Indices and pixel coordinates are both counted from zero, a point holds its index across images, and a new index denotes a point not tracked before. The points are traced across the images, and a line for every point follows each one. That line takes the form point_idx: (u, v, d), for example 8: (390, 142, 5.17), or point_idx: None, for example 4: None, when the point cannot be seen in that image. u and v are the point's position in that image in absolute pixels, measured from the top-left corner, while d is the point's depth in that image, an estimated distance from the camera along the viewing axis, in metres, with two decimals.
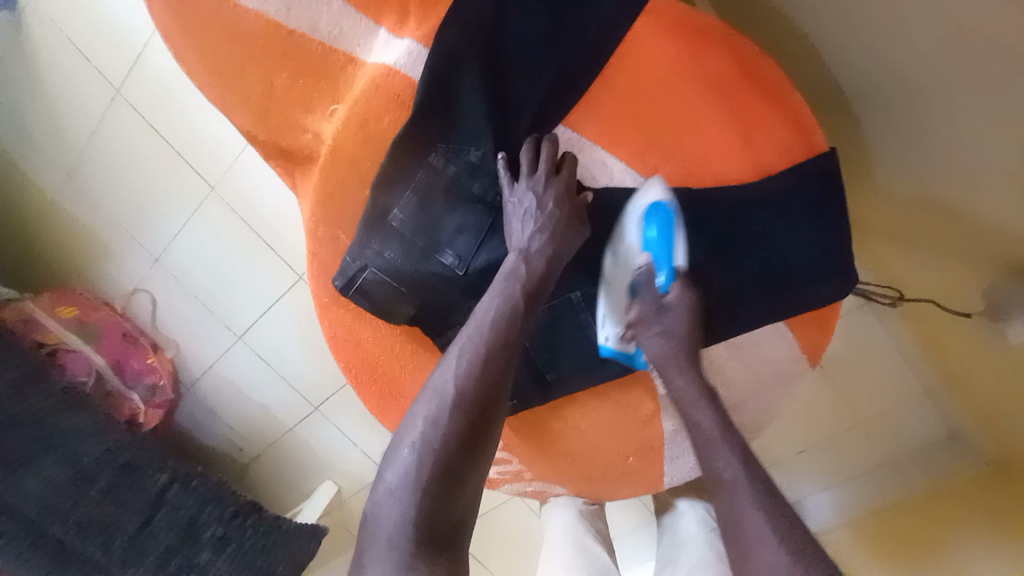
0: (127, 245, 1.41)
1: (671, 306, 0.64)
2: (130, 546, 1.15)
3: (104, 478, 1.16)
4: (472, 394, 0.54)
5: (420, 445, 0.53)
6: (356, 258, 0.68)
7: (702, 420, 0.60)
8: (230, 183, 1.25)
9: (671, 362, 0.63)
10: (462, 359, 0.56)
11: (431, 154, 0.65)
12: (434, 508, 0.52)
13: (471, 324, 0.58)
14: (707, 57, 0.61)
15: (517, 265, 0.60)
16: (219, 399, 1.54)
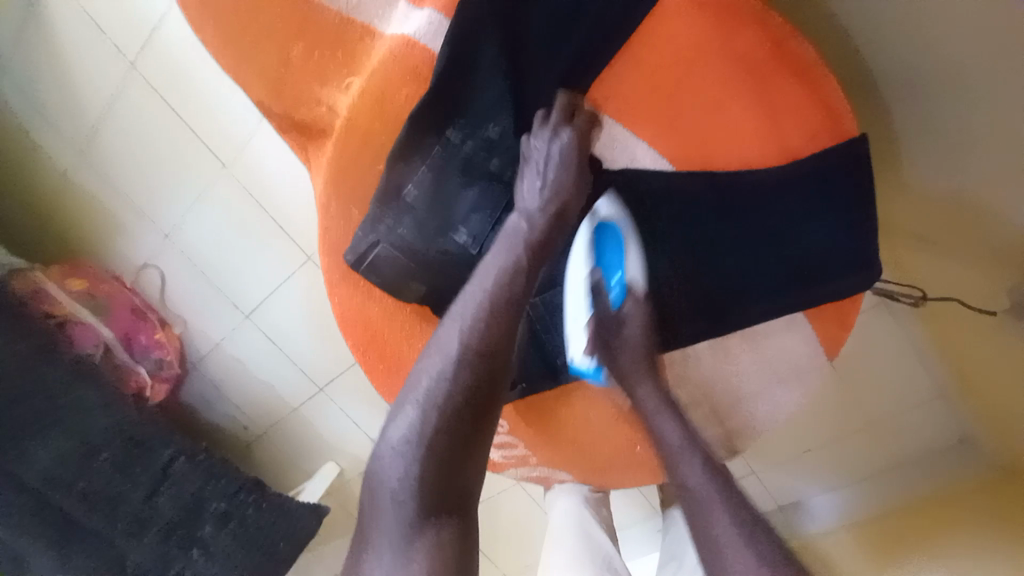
0: (137, 220, 1.41)
1: (627, 319, 0.70)
2: (135, 516, 1.16)
3: (112, 449, 1.16)
4: (478, 351, 0.53)
5: (427, 400, 0.52)
6: (367, 233, 0.66)
7: (667, 434, 0.68)
8: (241, 160, 1.24)
9: (635, 373, 0.70)
10: (468, 316, 0.55)
11: (449, 129, 0.64)
12: (440, 467, 0.51)
13: (477, 281, 0.57)
14: (744, 31, 0.57)
15: (527, 228, 0.59)
16: (226, 376, 1.54)
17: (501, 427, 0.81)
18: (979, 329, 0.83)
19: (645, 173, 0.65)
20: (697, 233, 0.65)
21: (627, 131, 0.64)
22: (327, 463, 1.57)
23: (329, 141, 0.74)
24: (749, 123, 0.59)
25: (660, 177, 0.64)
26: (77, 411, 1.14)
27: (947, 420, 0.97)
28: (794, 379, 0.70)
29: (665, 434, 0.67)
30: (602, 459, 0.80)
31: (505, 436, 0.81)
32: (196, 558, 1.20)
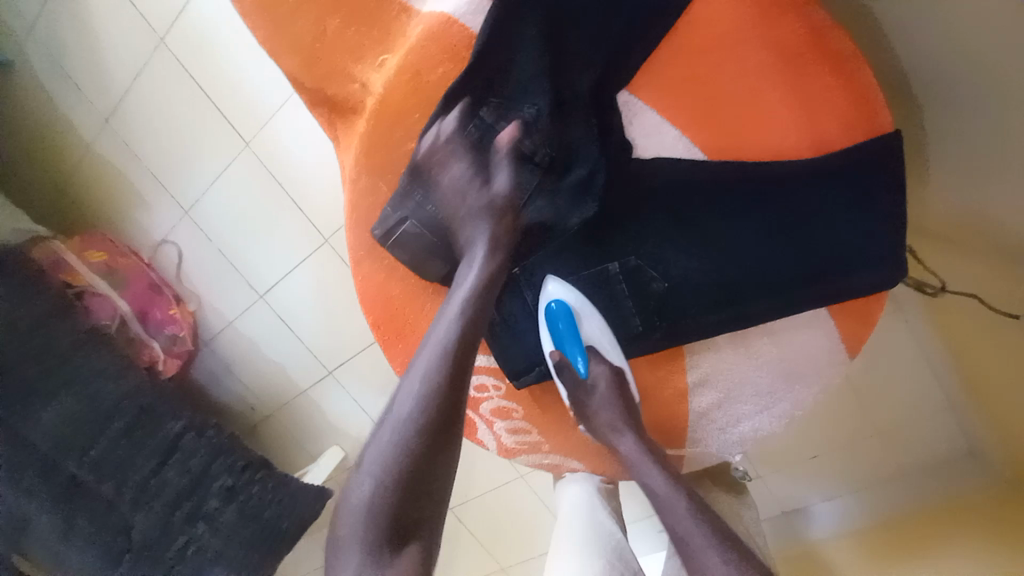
0: (158, 196, 1.43)
1: (595, 386, 0.72)
2: (142, 487, 1.16)
3: (124, 418, 1.17)
4: (436, 393, 0.54)
5: (388, 447, 0.52)
6: (396, 209, 0.68)
7: (655, 487, 0.69)
8: (263, 138, 1.25)
9: (613, 427, 0.71)
10: (430, 359, 0.56)
11: (482, 108, 0.65)
12: (408, 492, 0.51)
13: (438, 325, 0.58)
14: (789, 23, 0.57)
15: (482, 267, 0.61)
16: (237, 356, 1.56)
17: (515, 412, 0.81)
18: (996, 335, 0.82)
19: (674, 161, 0.64)
20: (725, 224, 0.65)
21: (660, 115, 0.63)
22: (331, 446, 1.58)
23: (360, 118, 0.75)
24: (783, 115, 0.59)
25: (688, 166, 0.63)
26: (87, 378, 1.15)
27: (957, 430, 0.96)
28: (814, 374, 0.70)
29: (654, 488, 0.69)
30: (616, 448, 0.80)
31: (519, 421, 0.81)
32: (202, 533, 1.18)
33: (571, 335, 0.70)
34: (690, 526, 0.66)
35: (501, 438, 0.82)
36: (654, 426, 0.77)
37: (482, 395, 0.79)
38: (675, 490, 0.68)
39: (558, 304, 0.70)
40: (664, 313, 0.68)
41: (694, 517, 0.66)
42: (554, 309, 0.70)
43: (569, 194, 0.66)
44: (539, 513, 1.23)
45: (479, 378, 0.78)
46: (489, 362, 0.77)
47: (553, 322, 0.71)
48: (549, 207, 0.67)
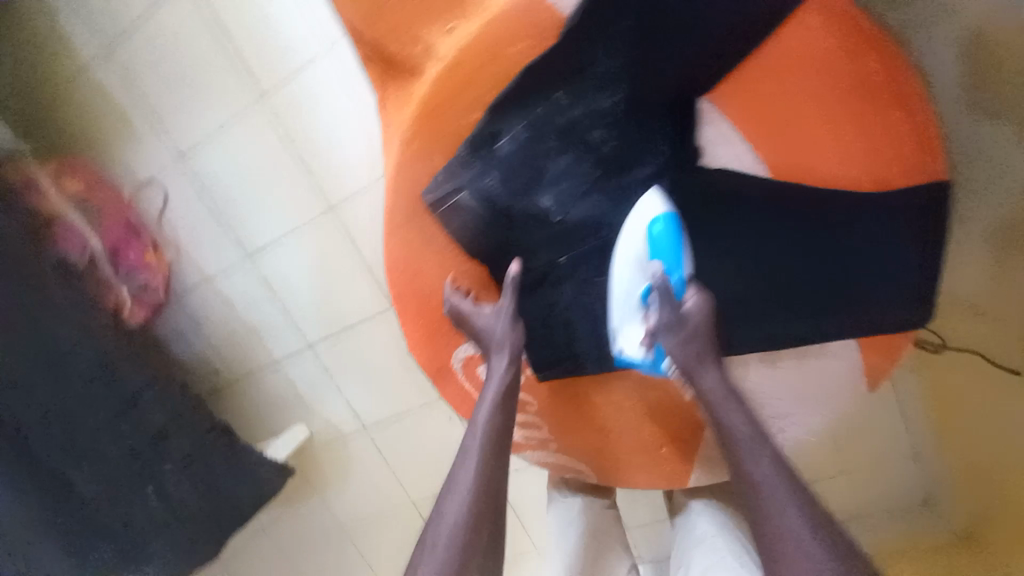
0: (151, 132, 1.32)
1: (690, 313, 0.60)
2: (93, 440, 1.06)
3: (83, 365, 1.06)
4: (482, 490, 0.62)
5: (444, 544, 0.58)
6: (451, 177, 0.67)
7: (737, 429, 0.58)
8: (284, 91, 1.19)
9: (698, 360, 0.60)
10: (472, 459, 0.64)
11: (560, 91, 0.62)
12: (474, 538, 0.59)
13: (473, 430, 0.65)
14: (859, 66, 0.59)
15: (501, 381, 0.67)
16: (210, 315, 1.46)
17: (530, 407, 0.81)
18: (989, 384, 0.84)
19: (740, 175, 0.64)
20: (776, 245, 0.66)
21: (732, 126, 0.63)
22: (297, 423, 1.50)
23: (417, 82, 0.70)
24: (847, 145, 0.61)
25: (753, 181, 0.64)
26: (39, 316, 1.02)
27: (926, 478, 1.01)
28: (830, 400, 0.72)
29: (735, 427, 0.58)
30: (622, 453, 0.81)
31: (531, 416, 0.82)
32: (150, 497, 1.11)
33: (671, 255, 0.62)
34: (770, 470, 0.55)
35: None
36: (667, 436, 0.79)
37: None
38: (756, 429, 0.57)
39: (665, 220, 0.62)
40: None
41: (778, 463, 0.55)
42: (658, 226, 0.62)
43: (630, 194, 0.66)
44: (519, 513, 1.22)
45: None
46: None
47: (656, 234, 0.62)
48: (608, 202, 0.66)
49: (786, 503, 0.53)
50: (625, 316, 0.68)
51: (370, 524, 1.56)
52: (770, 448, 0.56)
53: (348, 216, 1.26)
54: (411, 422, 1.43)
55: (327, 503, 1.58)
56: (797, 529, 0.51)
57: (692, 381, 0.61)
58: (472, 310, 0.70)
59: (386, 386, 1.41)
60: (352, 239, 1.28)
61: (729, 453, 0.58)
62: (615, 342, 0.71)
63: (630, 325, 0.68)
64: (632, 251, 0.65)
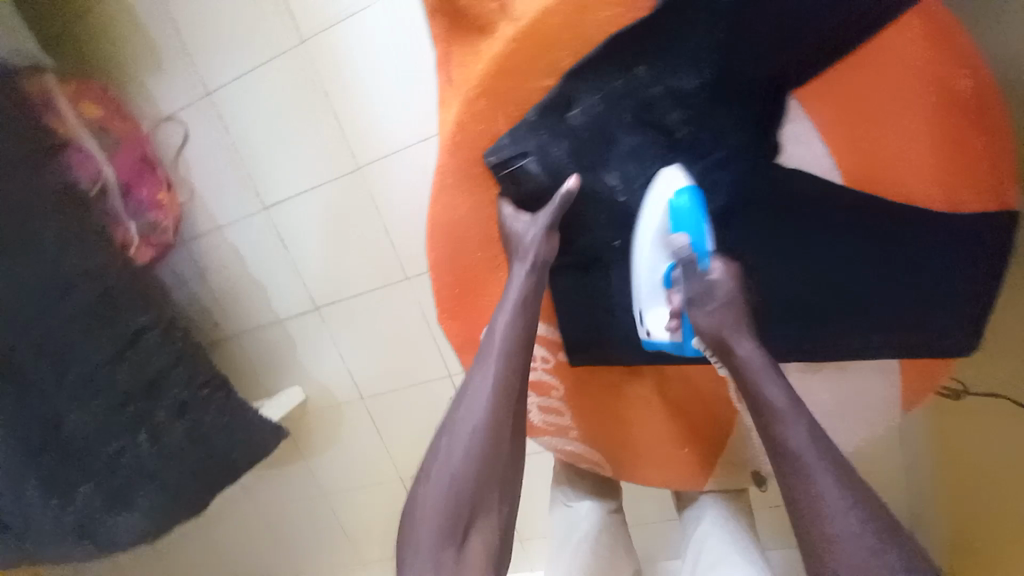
0: (178, 66, 1.27)
1: (717, 285, 0.59)
2: (87, 377, 1.00)
3: (84, 296, 1.01)
4: (500, 406, 0.61)
5: (460, 453, 0.61)
6: (519, 141, 0.66)
7: (771, 397, 0.56)
8: (326, 40, 1.15)
9: (731, 331, 0.59)
10: (491, 371, 0.62)
11: (641, 65, 0.62)
12: (475, 484, 0.60)
13: (492, 345, 0.63)
14: (946, 83, 0.56)
15: (522, 288, 0.64)
16: (216, 264, 1.41)
17: (555, 391, 0.79)
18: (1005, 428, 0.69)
19: (813, 179, 0.62)
20: (839, 254, 0.64)
21: (809, 126, 0.62)
22: (292, 386, 1.47)
23: (489, 42, 0.67)
24: (929, 162, 0.59)
25: (825, 186, 0.62)
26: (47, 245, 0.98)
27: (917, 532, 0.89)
28: (863, 418, 0.72)
29: (771, 396, 0.56)
30: (642, 449, 0.79)
31: (555, 401, 0.80)
32: (140, 444, 1.06)
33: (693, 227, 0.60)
34: (815, 452, 0.53)
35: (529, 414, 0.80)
36: (690, 435, 0.78)
37: None
38: (794, 399, 0.56)
39: (688, 199, 0.60)
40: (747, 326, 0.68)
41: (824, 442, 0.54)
42: (682, 204, 0.60)
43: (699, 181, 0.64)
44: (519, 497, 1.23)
45: None
46: (544, 331, 0.77)
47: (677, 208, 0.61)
48: None
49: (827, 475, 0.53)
50: (648, 298, 0.67)
51: (355, 496, 1.54)
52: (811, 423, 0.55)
53: (374, 178, 1.22)
54: (412, 398, 1.40)
55: (312, 471, 1.55)
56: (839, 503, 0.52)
57: (722, 354, 0.60)
58: (510, 223, 0.68)
59: (389, 358, 1.38)
60: (375, 202, 1.24)
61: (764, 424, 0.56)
62: (643, 323, 0.69)
63: (654, 305, 0.67)
64: (653, 229, 0.64)
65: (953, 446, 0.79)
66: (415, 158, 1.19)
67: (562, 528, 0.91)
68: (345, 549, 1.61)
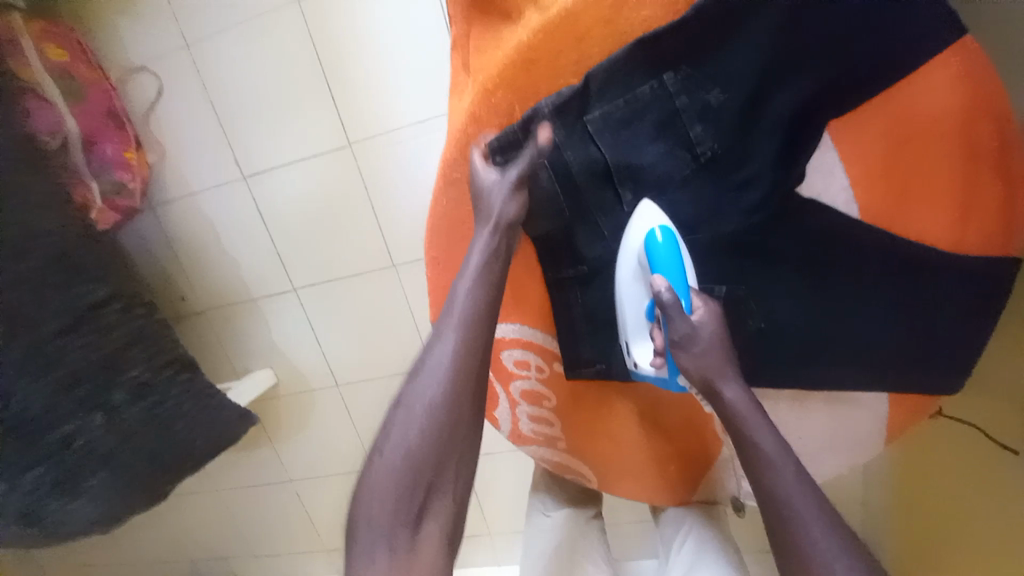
0: (157, 15, 1.16)
1: (701, 322, 0.58)
2: (37, 347, 0.91)
3: (39, 257, 0.92)
4: (461, 376, 0.54)
5: (417, 427, 0.53)
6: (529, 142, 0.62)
7: (761, 444, 0.54)
8: (326, 5, 1.07)
9: (718, 370, 0.57)
10: (452, 339, 0.55)
11: (668, 73, 0.59)
12: (433, 461, 0.53)
13: (452, 316, 0.56)
14: (980, 127, 0.54)
15: (484, 250, 0.59)
16: (186, 233, 1.32)
17: (546, 401, 0.77)
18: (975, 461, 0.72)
19: (829, 210, 0.61)
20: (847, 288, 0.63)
21: (835, 156, 0.60)
22: (262, 367, 1.41)
23: (512, 30, 0.63)
24: (945, 201, 0.58)
25: (843, 218, 0.61)
26: None
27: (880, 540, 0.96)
28: (848, 450, 0.72)
29: (761, 441, 0.54)
30: (632, 463, 0.79)
31: (545, 411, 0.77)
32: (95, 425, 0.98)
33: (675, 265, 0.59)
34: (812, 511, 0.50)
35: (518, 422, 0.78)
36: (678, 453, 0.78)
37: (519, 372, 0.76)
38: (783, 444, 0.54)
39: (663, 231, 0.59)
40: (749, 350, 0.68)
41: (816, 490, 0.52)
42: (657, 236, 0.59)
43: (716, 197, 0.64)
44: (498, 494, 1.23)
45: (523, 354, 0.75)
46: (542, 340, 0.75)
47: (653, 251, 0.59)
48: (691, 204, 0.64)
49: (827, 531, 0.49)
50: (631, 330, 0.65)
51: (321, 483, 1.50)
52: (802, 475, 0.53)
53: (366, 156, 1.16)
54: (390, 388, 1.36)
55: (277, 455, 1.49)
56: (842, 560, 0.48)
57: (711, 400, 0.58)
58: (480, 174, 0.62)
59: (368, 346, 1.33)
60: (365, 184, 1.18)
61: (755, 477, 0.54)
62: (630, 355, 0.67)
63: (639, 338, 0.65)
64: (632, 269, 0.63)
65: (923, 476, 0.84)
66: (413, 142, 1.13)
67: (536, 540, 0.87)
68: (306, 536, 1.57)
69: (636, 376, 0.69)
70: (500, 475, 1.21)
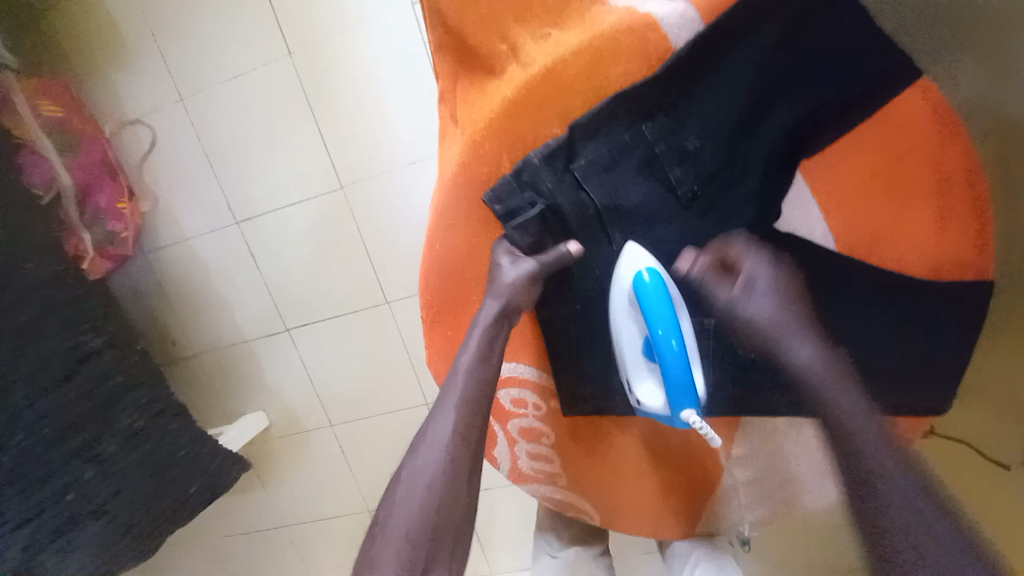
0: (152, 70, 1.19)
1: (756, 277, 0.60)
2: (29, 403, 0.89)
3: (33, 311, 0.92)
4: (459, 454, 0.57)
5: (416, 503, 0.55)
6: (523, 189, 0.65)
7: (831, 401, 0.54)
8: (318, 56, 1.11)
9: (779, 330, 0.58)
10: (451, 417, 0.59)
11: (647, 122, 0.62)
12: (433, 535, 0.55)
13: (450, 396, 0.60)
14: (939, 154, 0.60)
15: (478, 343, 0.62)
16: (178, 277, 1.33)
17: (545, 437, 0.77)
18: None
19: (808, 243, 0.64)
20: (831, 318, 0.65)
21: (808, 191, 0.64)
22: (255, 410, 1.39)
23: (498, 83, 0.67)
24: (919, 230, 0.62)
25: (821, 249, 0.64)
26: None
27: None
28: None
29: (831, 398, 0.55)
30: (634, 497, 0.79)
31: (545, 448, 0.78)
32: (86, 479, 0.95)
33: (663, 301, 0.60)
34: (888, 463, 0.50)
35: (518, 460, 0.78)
36: (679, 484, 0.79)
37: (517, 410, 0.76)
38: (854, 402, 0.54)
39: (650, 271, 0.62)
40: (740, 378, 0.70)
41: (895, 447, 0.51)
42: (645, 277, 0.61)
43: (699, 237, 0.66)
44: (500, 531, 1.21)
45: (520, 393, 0.76)
46: (537, 377, 0.75)
47: (642, 288, 0.61)
48: (675, 242, 0.66)
49: (904, 489, 0.49)
50: (630, 367, 0.66)
51: (318, 527, 1.46)
52: (880, 435, 0.52)
53: (358, 198, 1.18)
54: (386, 426, 1.35)
55: (272, 500, 1.46)
56: (919, 513, 0.48)
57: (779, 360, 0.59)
58: (497, 254, 0.67)
59: (364, 385, 1.32)
60: (358, 224, 1.20)
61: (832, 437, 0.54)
62: (634, 394, 0.68)
63: (637, 374, 0.66)
64: (622, 308, 0.65)
65: None
66: (403, 182, 1.16)
67: None
68: None
69: (642, 413, 0.69)
70: (502, 512, 1.20)
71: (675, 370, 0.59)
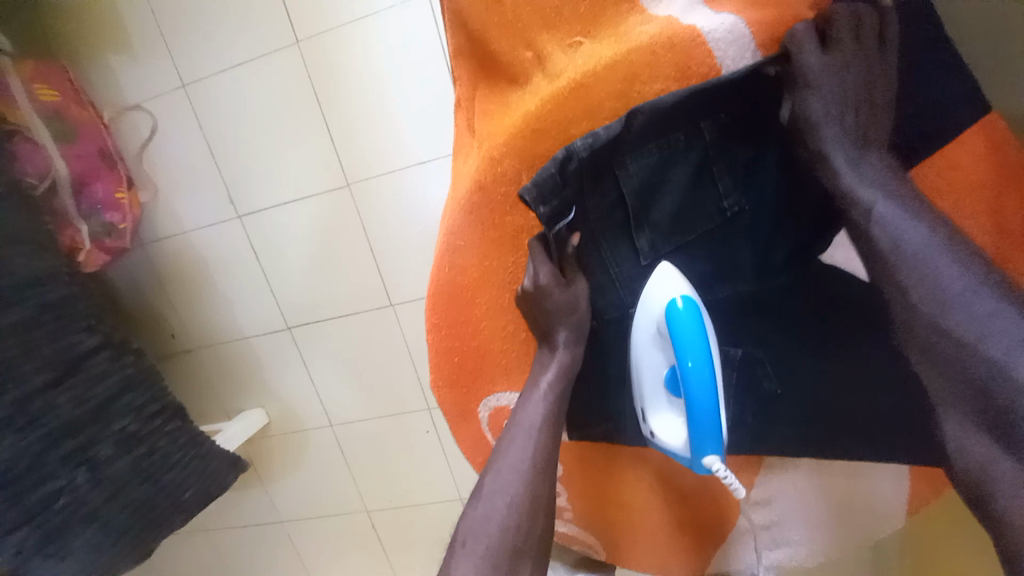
0: (153, 55, 1.14)
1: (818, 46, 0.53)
2: (21, 404, 0.86)
3: (28, 309, 0.90)
4: (535, 483, 0.55)
5: (497, 522, 0.53)
6: (570, 178, 0.55)
7: (855, 177, 0.53)
8: (326, 46, 1.05)
9: (831, 107, 0.53)
10: (531, 443, 0.57)
11: (706, 122, 0.58)
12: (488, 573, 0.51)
13: (529, 418, 0.59)
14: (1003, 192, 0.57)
15: (558, 371, 0.60)
16: (177, 271, 1.29)
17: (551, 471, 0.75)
18: None
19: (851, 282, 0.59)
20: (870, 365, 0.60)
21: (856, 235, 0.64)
22: (254, 407, 1.37)
23: (521, 95, 0.62)
24: None
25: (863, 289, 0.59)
26: None
27: None
28: (869, 525, 0.70)
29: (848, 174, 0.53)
30: (642, 534, 0.75)
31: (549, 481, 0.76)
32: (78, 482, 0.93)
33: (697, 335, 0.55)
34: (916, 230, 0.50)
35: None
36: (690, 526, 0.75)
37: None
38: (892, 187, 0.53)
39: (684, 298, 0.56)
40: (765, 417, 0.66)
41: (927, 226, 0.51)
42: (678, 303, 0.56)
43: (734, 264, 0.63)
44: None
45: None
46: None
47: (675, 320, 0.56)
48: (712, 265, 0.63)
49: (944, 258, 0.49)
50: (651, 401, 0.62)
51: (315, 525, 1.44)
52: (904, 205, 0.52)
53: (364, 196, 1.13)
54: (386, 429, 1.32)
55: (269, 498, 1.44)
56: (959, 282, 0.48)
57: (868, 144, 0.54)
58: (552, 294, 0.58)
59: (365, 387, 1.29)
60: (364, 223, 1.15)
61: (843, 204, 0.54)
62: (647, 424, 0.64)
63: (657, 408, 0.62)
64: (651, 338, 0.60)
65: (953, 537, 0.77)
66: (415, 182, 1.11)
67: None
68: None
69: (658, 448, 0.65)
70: None
71: (703, 404, 0.54)
